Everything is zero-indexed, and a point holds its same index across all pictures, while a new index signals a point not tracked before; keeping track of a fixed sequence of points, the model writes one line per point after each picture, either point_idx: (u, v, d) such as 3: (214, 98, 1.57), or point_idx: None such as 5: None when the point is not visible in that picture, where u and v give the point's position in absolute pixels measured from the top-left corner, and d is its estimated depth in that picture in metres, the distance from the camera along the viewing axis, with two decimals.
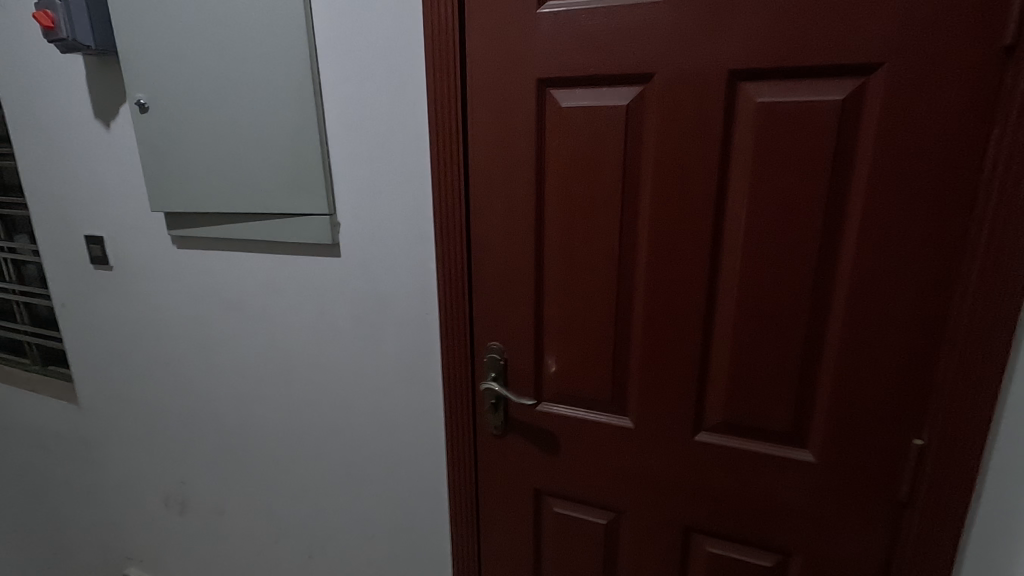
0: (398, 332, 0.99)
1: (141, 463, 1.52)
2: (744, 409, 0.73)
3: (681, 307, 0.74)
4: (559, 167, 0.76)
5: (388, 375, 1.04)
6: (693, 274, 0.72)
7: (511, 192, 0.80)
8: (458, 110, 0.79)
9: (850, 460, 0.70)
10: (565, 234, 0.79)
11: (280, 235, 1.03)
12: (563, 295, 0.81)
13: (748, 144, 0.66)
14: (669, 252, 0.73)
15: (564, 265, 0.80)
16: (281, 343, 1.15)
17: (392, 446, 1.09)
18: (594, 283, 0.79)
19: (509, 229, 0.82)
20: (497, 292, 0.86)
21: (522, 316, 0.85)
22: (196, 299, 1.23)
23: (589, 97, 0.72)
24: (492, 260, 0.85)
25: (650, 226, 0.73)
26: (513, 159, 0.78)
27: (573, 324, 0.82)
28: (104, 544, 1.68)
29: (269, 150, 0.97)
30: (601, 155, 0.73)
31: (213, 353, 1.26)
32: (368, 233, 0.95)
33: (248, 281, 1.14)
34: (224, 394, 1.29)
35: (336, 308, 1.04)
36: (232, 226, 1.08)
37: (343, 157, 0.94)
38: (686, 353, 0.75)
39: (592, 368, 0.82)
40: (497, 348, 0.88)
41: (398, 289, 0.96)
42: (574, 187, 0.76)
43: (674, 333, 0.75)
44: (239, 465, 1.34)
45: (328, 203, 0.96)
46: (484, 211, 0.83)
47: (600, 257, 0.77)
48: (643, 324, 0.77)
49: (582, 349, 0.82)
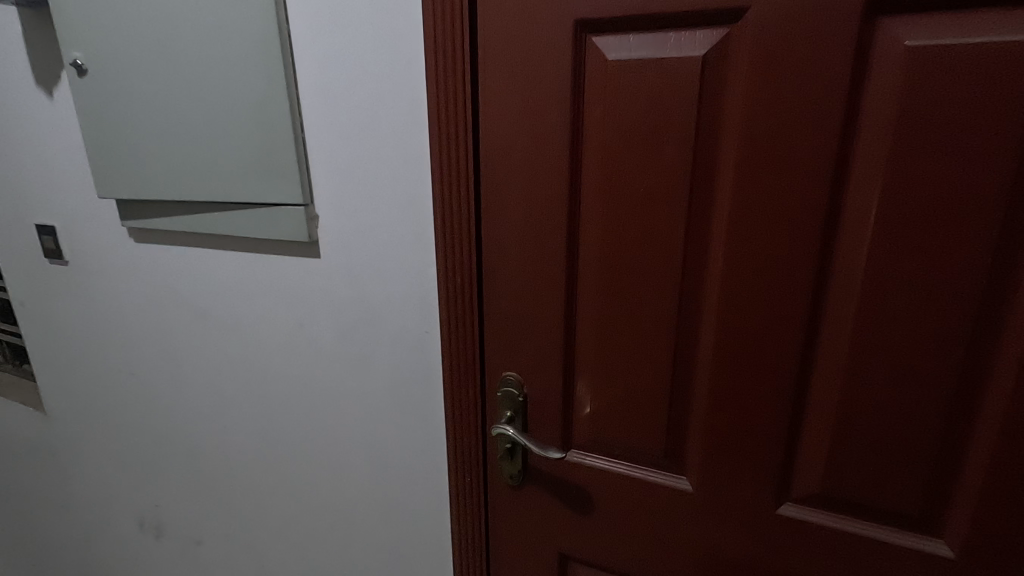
0: (391, 353, 0.80)
1: (111, 481, 1.35)
2: (851, 479, 0.54)
3: (769, 341, 0.54)
4: (603, 149, 0.56)
5: (381, 402, 0.85)
6: (790, 297, 0.52)
7: (537, 181, 0.60)
8: (467, 69, 0.60)
9: (1005, 556, 0.51)
10: (609, 240, 0.59)
11: (247, 230, 0.84)
12: (604, 317, 0.62)
13: (885, 114, 0.45)
14: (756, 267, 0.53)
15: (605, 280, 0.60)
16: (254, 358, 0.96)
17: (386, 485, 0.91)
18: (647, 304, 0.59)
19: (533, 228, 0.62)
20: (514, 310, 0.66)
21: (547, 341, 0.65)
22: (158, 303, 1.05)
23: (648, 46, 0.52)
24: (508, 269, 0.65)
25: (729, 231, 0.53)
26: (540, 137, 0.58)
27: (615, 356, 0.63)
28: (77, 567, 1.53)
29: (232, 123, 0.78)
30: (663, 130, 0.53)
31: (180, 366, 1.08)
32: (352, 230, 0.76)
33: (215, 284, 0.95)
34: (195, 412, 1.11)
35: (317, 320, 0.85)
36: (191, 217, 0.89)
37: (322, 132, 0.74)
38: (773, 402, 0.56)
39: (640, 412, 0.63)
40: (515, 382, 0.69)
41: (390, 300, 0.76)
42: (623, 175, 0.56)
43: (756, 374, 0.56)
44: (216, 493, 1.17)
45: (303, 190, 0.76)
46: (500, 205, 0.63)
47: (657, 271, 0.58)
48: (713, 361, 0.58)
49: (626, 387, 0.63)
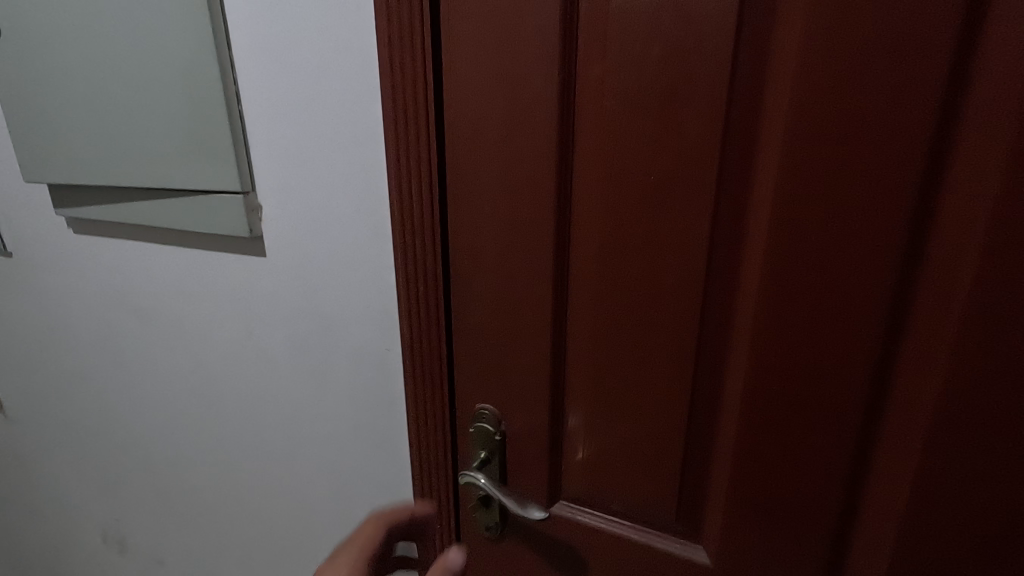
0: (349, 371, 0.67)
1: (67, 494, 1.23)
2: (929, 559, 0.42)
3: (824, 378, 0.41)
4: (603, 123, 0.43)
5: (341, 428, 0.72)
6: (856, 321, 0.39)
7: (515, 166, 0.46)
8: (427, 18, 0.46)
9: None
10: (610, 243, 0.45)
11: (181, 222, 0.71)
12: (602, 344, 0.49)
13: (1005, 74, 0.32)
14: (810, 281, 0.40)
15: (605, 294, 0.47)
16: (199, 371, 0.83)
17: (351, 521, 0.78)
18: (659, 327, 0.46)
19: (510, 226, 0.48)
20: (489, 329, 0.53)
21: (530, 369, 0.52)
22: (99, 303, 0.92)
23: None
24: (482, 280, 0.52)
25: (772, 234, 0.40)
26: (519, 107, 0.45)
27: (616, 390, 0.49)
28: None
29: (161, 94, 0.65)
30: (684, 98, 0.40)
31: (122, 376, 0.95)
32: (298, 223, 0.63)
33: (154, 285, 0.82)
34: (141, 428, 0.98)
35: (266, 330, 0.72)
36: (122, 206, 0.75)
37: (261, 104, 0.61)
38: (828, 455, 0.43)
39: (646, 460, 0.50)
40: (490, 418, 0.55)
41: (344, 308, 0.63)
42: (629, 158, 0.43)
43: (803, 420, 0.43)
44: (173, 515, 1.05)
45: (241, 175, 0.63)
46: (470, 197, 0.49)
47: (672, 284, 0.44)
48: (744, 403, 0.44)
49: (628, 432, 0.50)
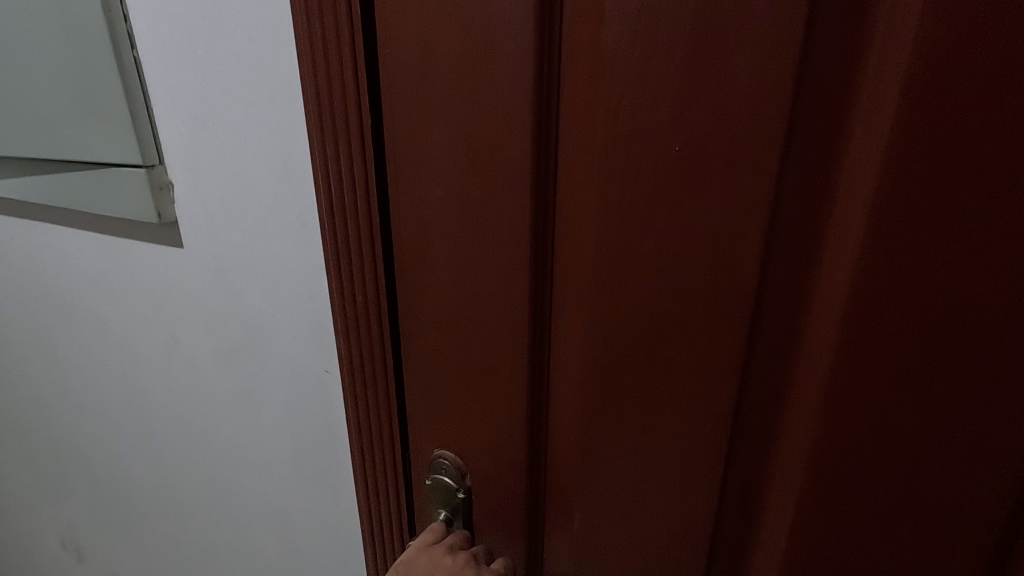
0: (288, 389, 0.55)
1: (18, 498, 1.12)
2: None
3: (939, 459, 0.28)
4: (605, 65, 0.28)
5: (285, 456, 0.59)
6: (1003, 378, 0.26)
7: (475, 132, 0.32)
8: None
9: None
10: (613, 247, 0.31)
11: (78, 202, 0.56)
12: (598, 394, 0.35)
13: None
14: (928, 315, 0.26)
15: (605, 320, 0.33)
16: (128, 378, 0.71)
17: (300, 559, 0.66)
18: (683, 370, 0.32)
19: (472, 217, 0.35)
20: (447, 358, 0.40)
21: (501, 416, 0.39)
22: (9, 298, 0.78)
23: None
24: (437, 298, 0.38)
25: (872, 241, 0.26)
26: (480, 41, 0.31)
27: (618, 455, 0.36)
28: None
29: (43, 37, 0.51)
30: (736, 20, 0.25)
31: (49, 379, 0.82)
32: (215, 207, 0.50)
33: (68, 277, 0.69)
34: (75, 436, 0.86)
35: (194, 337, 0.59)
36: (10, 182, 0.61)
37: (159, 51, 0.47)
38: (930, 561, 0.30)
39: (659, 547, 0.37)
40: (451, 472, 0.43)
41: (277, 312, 0.51)
42: (646, 120, 0.28)
43: (888, 516, 0.30)
44: (123, 533, 0.93)
45: (142, 144, 0.49)
46: (418, 174, 0.36)
47: (700, 317, 0.30)
48: (806, 481, 0.31)
49: (632, 511, 0.36)
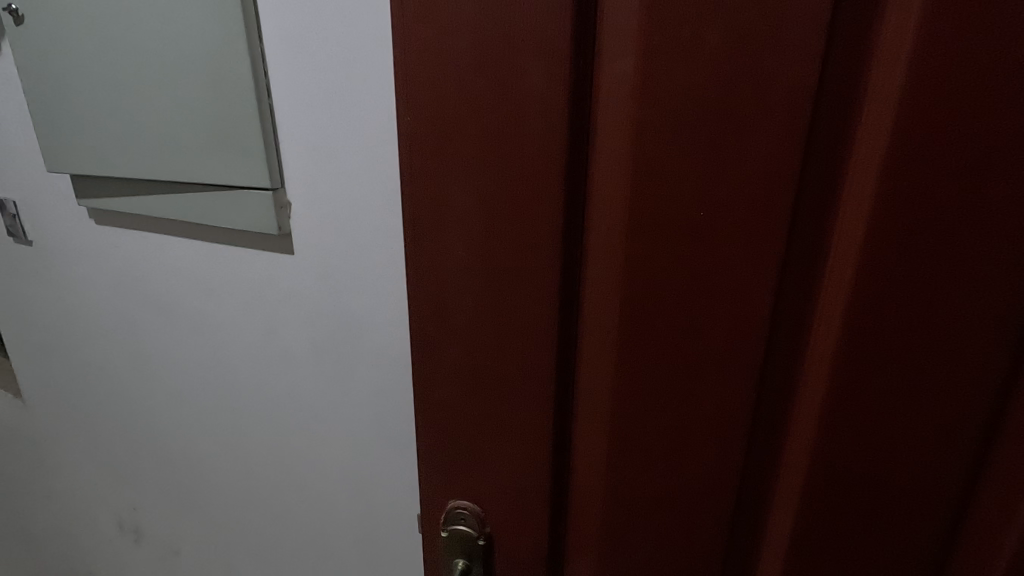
0: (374, 370, 0.68)
1: (82, 482, 1.24)
2: None
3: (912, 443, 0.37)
4: (631, 133, 0.35)
5: (366, 425, 0.73)
6: (956, 375, 0.35)
7: (518, 183, 0.39)
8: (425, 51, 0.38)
9: None
10: (641, 279, 0.38)
11: (206, 217, 0.69)
12: (636, 416, 0.42)
13: None
14: (900, 341, 0.35)
15: (635, 337, 0.40)
16: (219, 365, 0.83)
17: (369, 516, 0.80)
18: (703, 376, 0.40)
19: (527, 274, 0.41)
20: (499, 388, 0.46)
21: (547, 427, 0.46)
22: (107, 299, 0.90)
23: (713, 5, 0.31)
24: (493, 345, 0.45)
25: (862, 280, 0.34)
26: (522, 112, 0.37)
27: (653, 462, 0.43)
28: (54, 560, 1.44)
29: (182, 83, 0.62)
30: (752, 132, 0.33)
31: (138, 370, 0.94)
32: (326, 224, 0.63)
33: (171, 280, 0.81)
34: (159, 419, 0.98)
35: (290, 329, 0.72)
36: (136, 200, 0.72)
37: (292, 101, 0.59)
38: (907, 512, 0.39)
39: (681, 522, 0.45)
40: (472, 520, 0.53)
41: (370, 308, 0.64)
42: (681, 191, 0.36)
43: (873, 488, 0.39)
44: (193, 506, 1.06)
45: (271, 172, 0.62)
46: (472, 226, 0.41)
47: (723, 351, 0.39)
48: (812, 463, 0.40)
49: (664, 505, 0.44)
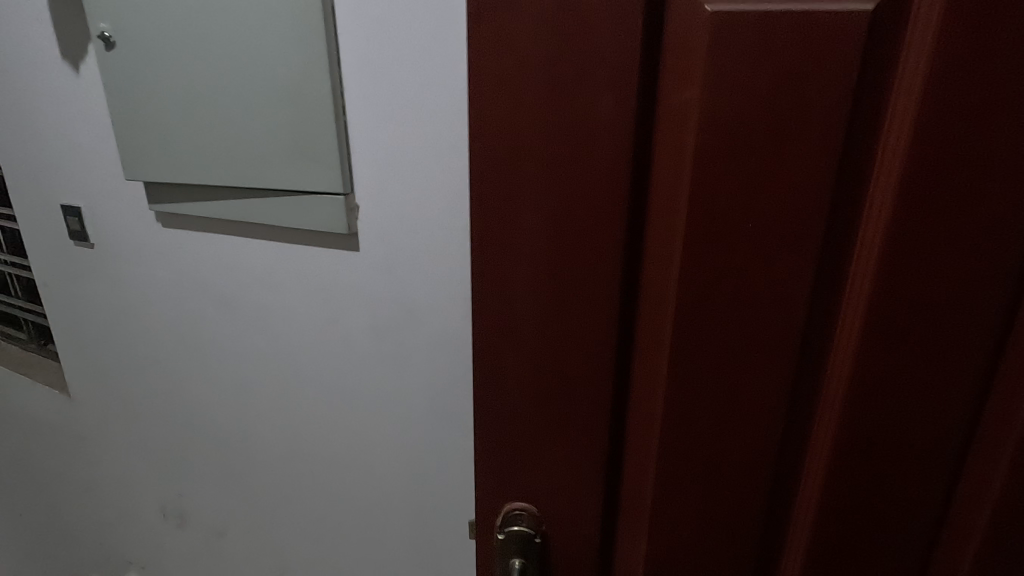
0: (433, 354, 0.76)
1: (136, 466, 1.33)
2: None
3: (927, 415, 0.42)
4: (694, 151, 0.39)
5: (423, 403, 0.81)
6: (963, 354, 0.40)
7: (585, 199, 0.42)
8: (496, 88, 0.41)
9: None
10: (697, 283, 0.42)
11: (282, 219, 0.76)
12: (683, 414, 0.46)
13: None
14: (917, 325, 0.40)
15: (690, 337, 0.43)
16: (281, 353, 0.92)
17: (421, 487, 0.89)
18: (744, 369, 0.44)
19: (582, 288, 0.44)
20: (550, 393, 0.49)
21: (594, 430, 0.49)
22: (180, 294, 0.99)
23: (756, 44, 0.36)
24: (547, 356, 0.47)
25: (883, 275, 0.39)
26: (594, 133, 0.40)
27: (700, 453, 0.47)
28: (106, 538, 1.55)
29: (267, 101, 0.70)
30: (795, 152, 0.37)
31: (206, 358, 1.03)
32: (393, 224, 0.70)
33: (240, 277, 0.89)
34: (222, 404, 1.07)
35: (353, 320, 0.80)
36: (222, 203, 0.82)
37: (365, 116, 0.67)
38: (924, 478, 0.44)
39: (726, 506, 0.49)
40: (528, 518, 0.54)
41: (433, 298, 0.72)
42: (728, 207, 0.40)
43: (894, 461, 0.44)
44: (241, 489, 1.14)
45: (344, 178, 0.69)
46: (530, 245, 0.44)
47: (764, 348, 0.43)
48: (839, 441, 0.44)
49: (709, 491, 0.48)
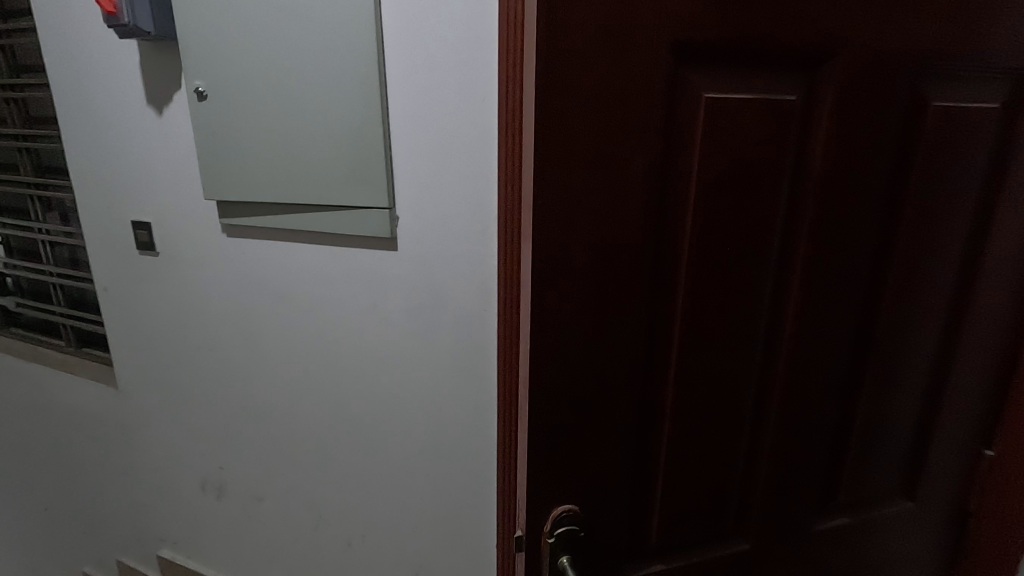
0: (454, 326, 1.04)
1: (179, 445, 1.55)
2: (846, 374, 0.83)
3: (806, 312, 0.78)
4: (696, 176, 0.66)
5: (445, 365, 1.08)
6: (818, 274, 0.76)
7: (636, 218, 0.65)
8: (581, 152, 0.60)
9: (905, 390, 0.87)
10: (698, 255, 0.69)
11: (336, 227, 1.03)
12: (685, 345, 0.73)
13: (860, 153, 0.72)
14: (798, 262, 0.75)
15: (692, 293, 0.71)
16: (327, 334, 1.17)
17: (442, 434, 1.15)
18: (720, 309, 0.73)
19: (629, 275, 0.67)
20: (598, 356, 0.69)
21: (619, 372, 0.71)
22: (238, 291, 1.24)
23: (727, 121, 0.64)
24: (602, 328, 0.68)
25: (784, 238, 0.73)
26: (640, 175, 0.63)
27: (696, 369, 0.75)
28: (142, 518, 1.75)
29: (332, 143, 0.98)
30: (745, 181, 0.68)
31: (257, 343, 1.27)
32: (425, 229, 0.98)
33: (295, 275, 1.15)
34: (267, 383, 1.31)
35: (391, 301, 1.07)
36: (287, 217, 1.08)
37: (407, 154, 0.95)
38: (806, 348, 0.79)
39: (705, 399, 0.77)
40: (575, 514, 0.75)
41: (455, 282, 1.00)
42: (713, 212, 0.68)
43: (790, 341, 0.79)
44: (281, 456, 1.37)
45: (389, 197, 0.97)
46: (599, 254, 0.65)
47: (731, 291, 0.73)
48: (766, 334, 0.77)
49: (694, 392, 0.76)
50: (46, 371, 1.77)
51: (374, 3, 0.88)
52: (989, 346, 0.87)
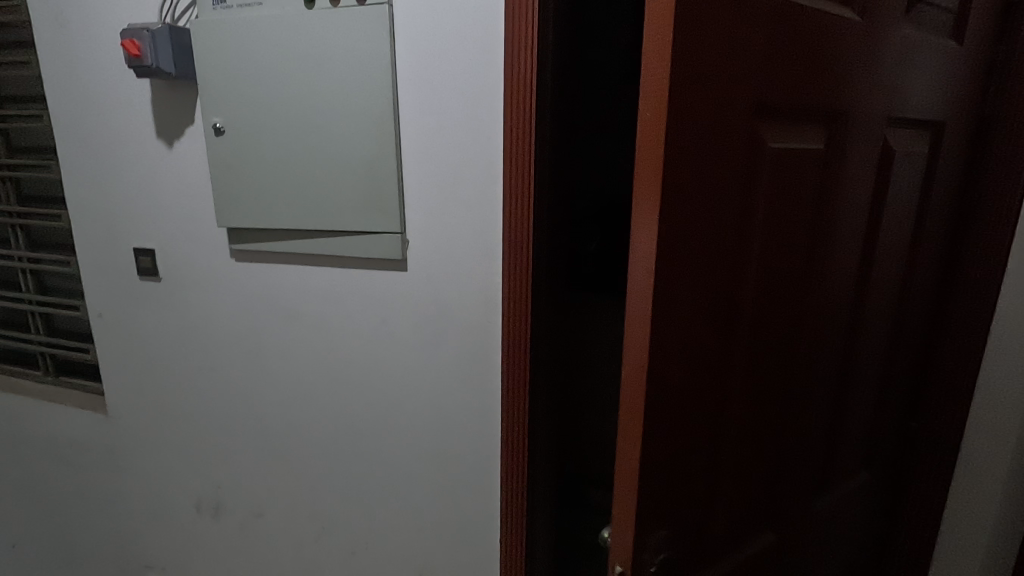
0: (460, 340, 1.13)
1: (173, 467, 1.57)
2: (834, 374, 0.96)
3: (816, 326, 0.88)
4: (762, 215, 0.71)
5: (451, 378, 1.17)
6: (823, 292, 0.87)
7: (722, 256, 0.68)
8: (692, 198, 0.62)
9: (867, 379, 1.03)
10: (758, 285, 0.75)
11: (348, 250, 1.13)
12: (743, 370, 0.78)
13: (855, 188, 0.84)
14: (815, 284, 0.85)
15: (752, 322, 0.76)
16: (334, 350, 1.25)
17: (446, 443, 1.22)
18: (768, 332, 0.79)
19: (712, 311, 0.70)
20: (687, 390, 0.70)
21: (701, 403, 0.73)
22: (245, 312, 1.30)
23: (782, 165, 0.71)
24: (693, 364, 0.70)
25: (810, 264, 0.82)
26: (726, 216, 0.67)
27: (750, 390, 0.80)
28: (128, 544, 1.74)
29: (347, 174, 1.08)
30: (789, 217, 0.75)
31: (262, 361, 1.33)
32: (433, 251, 1.08)
33: (303, 295, 1.23)
34: (270, 400, 1.37)
35: (399, 318, 1.16)
36: (299, 242, 1.16)
37: (418, 184, 1.05)
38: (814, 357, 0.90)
39: (754, 416, 0.82)
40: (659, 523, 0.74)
41: (462, 299, 1.10)
42: (769, 246, 0.74)
43: (806, 353, 0.88)
44: (283, 471, 1.42)
45: (400, 222, 1.08)
46: (697, 293, 0.67)
47: (775, 315, 0.80)
48: (796, 350, 0.86)
49: (746, 412, 0.81)
50: (26, 400, 1.76)
51: (390, 53, 1.00)
52: (910, 333, 1.08)
